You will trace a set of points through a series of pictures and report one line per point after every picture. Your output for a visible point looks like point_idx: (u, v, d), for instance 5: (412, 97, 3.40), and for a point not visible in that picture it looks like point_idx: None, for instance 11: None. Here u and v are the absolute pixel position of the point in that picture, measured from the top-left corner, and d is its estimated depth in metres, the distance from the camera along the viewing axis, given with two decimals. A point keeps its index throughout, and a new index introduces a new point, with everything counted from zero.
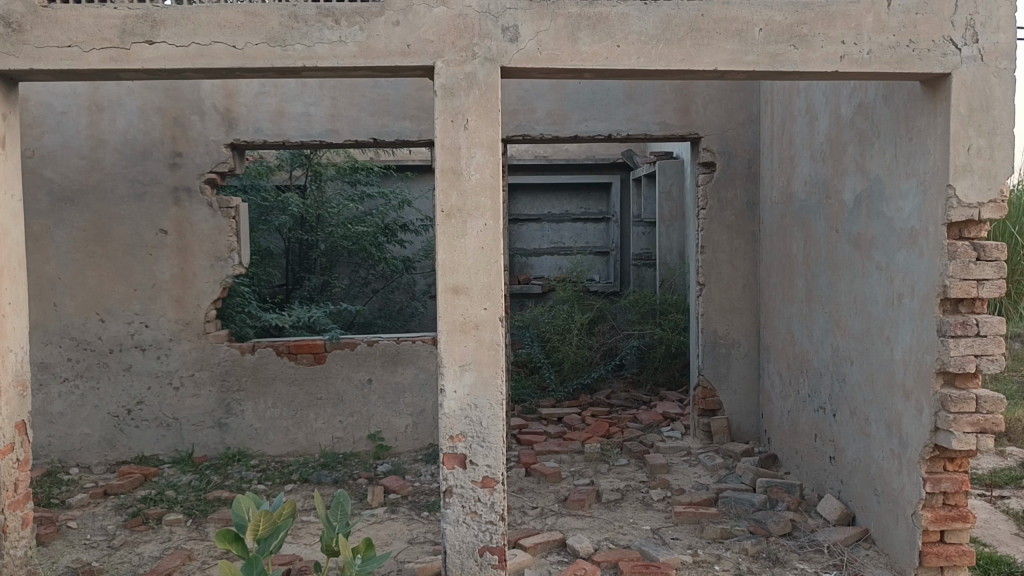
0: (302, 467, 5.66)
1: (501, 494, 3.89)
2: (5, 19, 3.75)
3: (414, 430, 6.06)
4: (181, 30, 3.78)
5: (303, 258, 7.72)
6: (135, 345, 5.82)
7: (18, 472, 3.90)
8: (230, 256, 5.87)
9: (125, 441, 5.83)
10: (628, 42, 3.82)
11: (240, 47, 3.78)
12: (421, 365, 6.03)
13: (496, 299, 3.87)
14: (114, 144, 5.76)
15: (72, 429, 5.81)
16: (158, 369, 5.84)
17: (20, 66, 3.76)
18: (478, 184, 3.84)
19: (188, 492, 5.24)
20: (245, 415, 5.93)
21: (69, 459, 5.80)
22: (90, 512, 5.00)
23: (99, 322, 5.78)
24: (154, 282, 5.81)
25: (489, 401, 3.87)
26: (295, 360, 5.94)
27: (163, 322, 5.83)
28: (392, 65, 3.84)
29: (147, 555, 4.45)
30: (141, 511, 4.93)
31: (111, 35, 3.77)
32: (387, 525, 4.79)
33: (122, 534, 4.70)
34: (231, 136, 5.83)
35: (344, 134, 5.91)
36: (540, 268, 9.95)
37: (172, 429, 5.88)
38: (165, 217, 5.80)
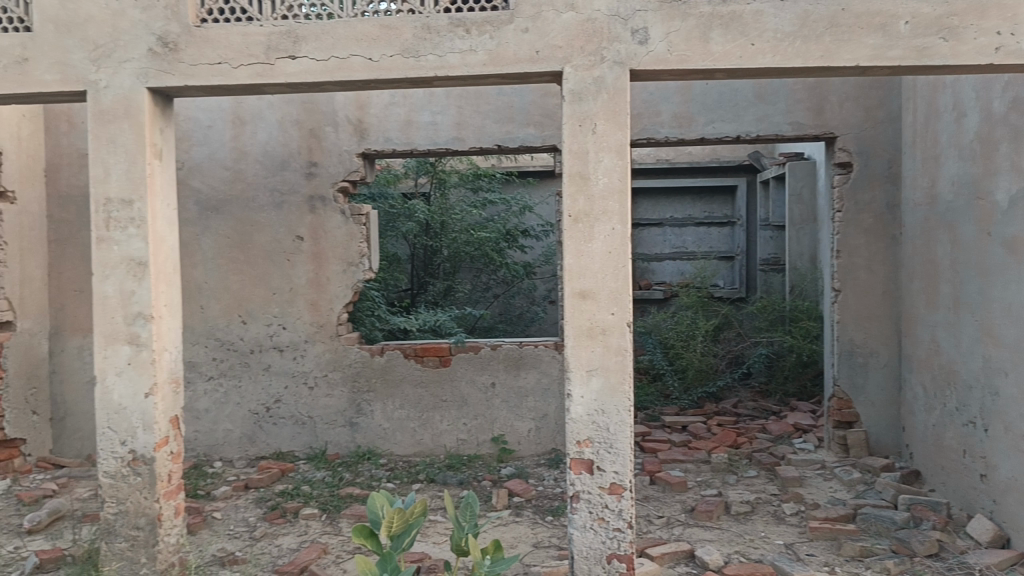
0: (428, 468, 5.78)
1: (628, 501, 3.85)
2: (162, 40, 4.01)
3: (537, 434, 6.06)
4: (321, 44, 3.95)
5: (427, 263, 7.91)
6: (273, 346, 6.11)
7: (171, 464, 4.16)
8: (361, 262, 6.07)
9: (264, 437, 6.13)
10: (763, 40, 3.72)
11: (375, 59, 3.92)
12: (544, 369, 6.03)
13: (624, 304, 3.84)
14: (255, 155, 6.07)
15: (216, 425, 6.15)
16: (294, 369, 6.11)
17: (175, 83, 4.01)
18: (606, 188, 3.82)
19: (323, 488, 5.44)
20: (375, 415, 6.10)
21: (213, 453, 6.14)
22: (233, 504, 5.28)
23: (241, 324, 6.11)
24: (291, 287, 6.08)
25: (617, 407, 3.84)
26: (421, 362, 6.07)
27: (299, 324, 6.10)
28: (521, 72, 3.87)
29: (285, 547, 4.66)
30: (279, 505, 5.16)
31: (258, 51, 3.98)
32: (513, 528, 4.82)
33: (262, 526, 4.93)
34: (362, 145, 6.02)
35: (469, 141, 6.00)
36: (662, 273, 9.77)
37: (306, 427, 6.13)
38: (302, 225, 6.07)
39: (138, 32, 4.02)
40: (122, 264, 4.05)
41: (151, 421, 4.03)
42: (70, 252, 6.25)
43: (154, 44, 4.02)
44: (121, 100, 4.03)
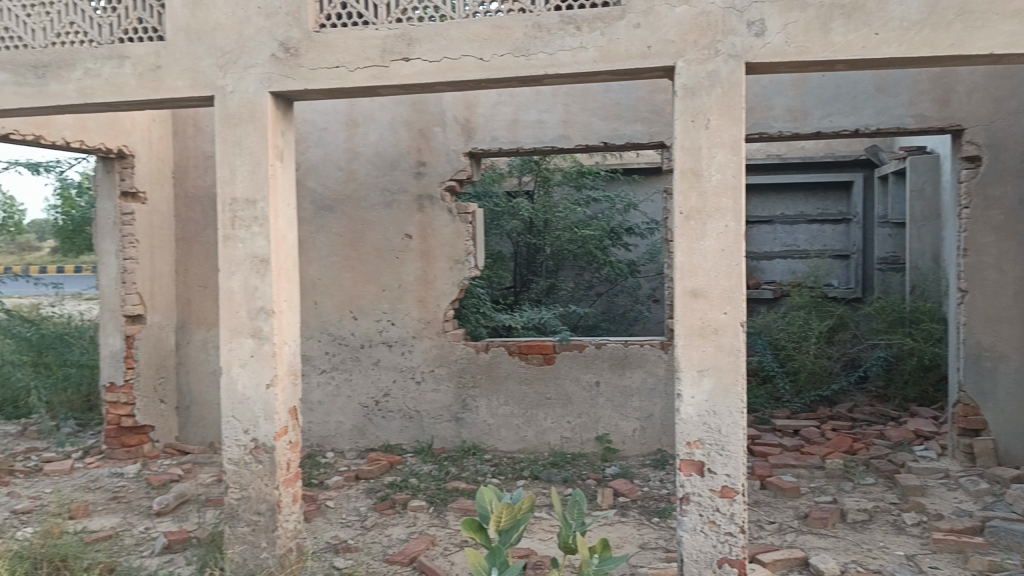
0: (533, 465, 5.81)
1: (740, 505, 3.76)
2: (284, 45, 4.18)
3: (642, 434, 5.99)
4: (434, 46, 4.02)
5: (530, 261, 7.96)
6: (382, 341, 6.28)
7: (290, 453, 4.32)
8: (467, 259, 6.15)
9: (373, 430, 6.31)
10: (888, 29, 3.57)
11: (487, 59, 3.96)
12: (650, 369, 5.96)
13: (738, 303, 3.75)
14: (367, 156, 6.25)
15: (328, 417, 6.36)
16: (402, 364, 6.25)
17: (296, 87, 4.17)
18: (720, 184, 3.74)
19: (430, 481, 5.55)
20: (480, 411, 6.18)
21: (325, 443, 6.36)
22: (345, 494, 5.45)
23: (353, 319, 6.31)
24: (400, 284, 6.23)
25: (729, 408, 3.76)
26: (526, 360, 6.11)
27: (407, 321, 6.24)
28: (633, 68, 3.84)
29: (395, 537, 4.78)
30: (389, 496, 5.30)
31: (374, 54, 4.09)
32: (619, 528, 4.79)
33: (373, 517, 5.07)
34: (469, 145, 6.09)
35: (576, 139, 5.99)
36: (772, 272, 9.41)
37: (414, 420, 6.26)
38: (411, 223, 6.20)
39: (262, 38, 4.20)
40: (246, 261, 4.24)
41: (272, 411, 4.21)
42: (197, 250, 6.51)
43: (276, 50, 4.19)
44: (246, 104, 4.22)
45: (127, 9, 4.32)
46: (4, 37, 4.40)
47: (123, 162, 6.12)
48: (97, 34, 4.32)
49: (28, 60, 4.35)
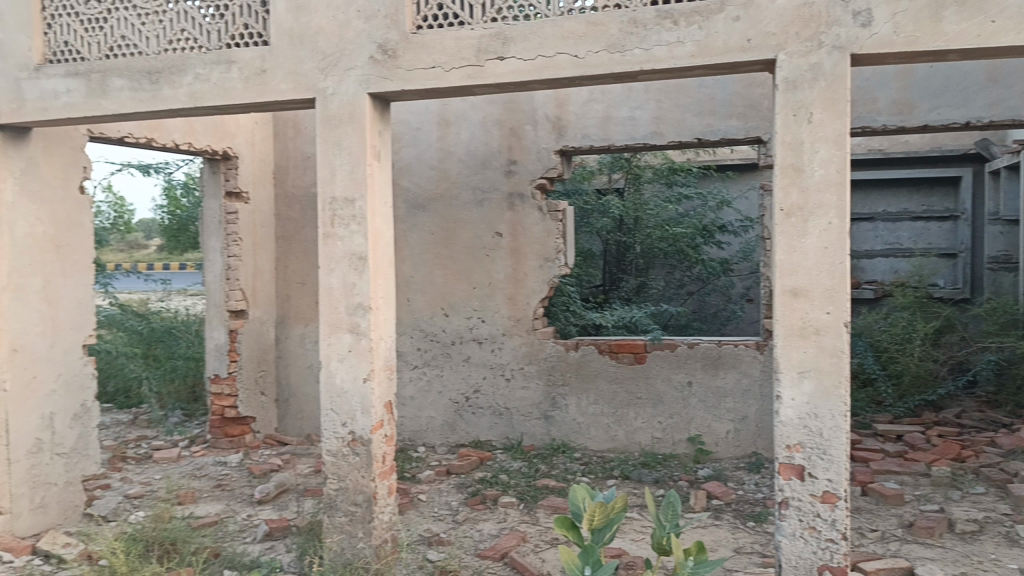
0: (623, 465, 5.77)
1: (843, 512, 3.64)
2: (383, 47, 4.26)
3: (736, 436, 5.87)
4: (529, 44, 4.04)
5: (620, 259, 7.93)
6: (473, 338, 6.35)
7: (386, 447, 4.41)
8: (557, 257, 6.14)
9: (464, 426, 6.39)
10: (1005, 17, 3.40)
11: (582, 56, 3.95)
12: (744, 370, 5.83)
13: (841, 303, 3.63)
14: (459, 155, 6.32)
15: (420, 412, 6.48)
16: (492, 361, 6.31)
17: (394, 88, 4.25)
18: (822, 180, 3.63)
19: (520, 477, 5.58)
20: (570, 409, 6.17)
21: (417, 438, 6.48)
22: (437, 488, 5.53)
23: (444, 316, 6.41)
24: (490, 281, 6.29)
25: (831, 411, 3.64)
26: (616, 359, 6.07)
27: (497, 318, 6.29)
28: (731, 62, 3.76)
29: (486, 532, 4.83)
30: (480, 491, 5.36)
31: (469, 54, 4.13)
32: (713, 531, 4.72)
33: (464, 511, 5.13)
34: (561, 142, 6.09)
35: (668, 136, 5.90)
36: (872, 271, 9.10)
37: (504, 417, 6.31)
38: (501, 221, 6.25)
39: (361, 41, 4.30)
40: (345, 258, 4.35)
41: (369, 405, 4.30)
42: (295, 248, 6.71)
43: (375, 51, 4.28)
44: (346, 106, 4.33)
45: (235, 16, 4.49)
46: (121, 45, 4.62)
47: (228, 163, 6.37)
48: (206, 40, 4.50)
49: (142, 66, 4.55)
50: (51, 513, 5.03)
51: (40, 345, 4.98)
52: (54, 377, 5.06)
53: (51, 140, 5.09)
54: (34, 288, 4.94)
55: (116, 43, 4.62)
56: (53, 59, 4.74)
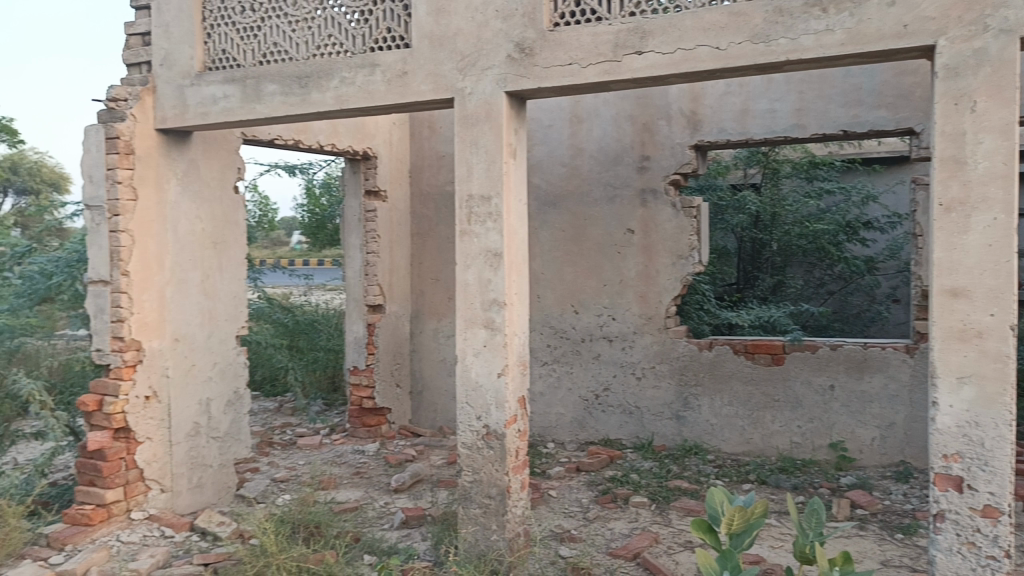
0: (759, 469, 5.60)
1: (1007, 529, 3.39)
2: (520, 46, 4.30)
3: (881, 443, 5.56)
4: (668, 38, 3.97)
5: (755, 257, 7.75)
6: (603, 336, 6.33)
7: (519, 441, 4.46)
8: (691, 255, 6.02)
9: (593, 423, 6.38)
10: None
11: (724, 48, 3.85)
12: (892, 374, 5.52)
13: (1007, 305, 3.37)
14: (591, 151, 6.31)
15: (550, 408, 6.53)
16: (623, 359, 6.26)
17: (530, 86, 4.28)
18: (987, 173, 3.39)
19: (651, 478, 5.51)
20: (703, 410, 6.04)
21: (547, 434, 6.53)
22: (567, 484, 5.55)
23: (574, 313, 6.42)
24: (621, 279, 6.24)
25: (994, 420, 3.39)
26: (752, 359, 5.90)
27: (628, 316, 6.24)
28: (886, 49, 3.57)
29: (617, 531, 4.80)
30: (611, 490, 5.33)
31: (606, 50, 4.11)
32: (857, 542, 4.50)
33: (595, 509, 5.12)
34: (695, 137, 5.96)
35: (810, 128, 5.67)
36: None
37: (634, 416, 6.25)
38: (633, 218, 6.19)
39: (499, 40, 4.35)
40: (481, 255, 4.43)
41: (503, 399, 4.35)
42: (430, 245, 6.89)
43: (512, 50, 4.32)
44: (483, 105, 4.39)
45: (378, 20, 4.65)
46: (273, 52, 4.88)
47: (367, 162, 6.61)
48: (351, 44, 4.68)
49: (293, 71, 4.78)
50: (207, 492, 5.38)
51: (199, 335, 5.33)
52: (210, 365, 5.40)
53: (209, 144, 5.43)
54: (194, 282, 5.30)
55: (269, 50, 4.88)
56: (212, 66, 5.05)
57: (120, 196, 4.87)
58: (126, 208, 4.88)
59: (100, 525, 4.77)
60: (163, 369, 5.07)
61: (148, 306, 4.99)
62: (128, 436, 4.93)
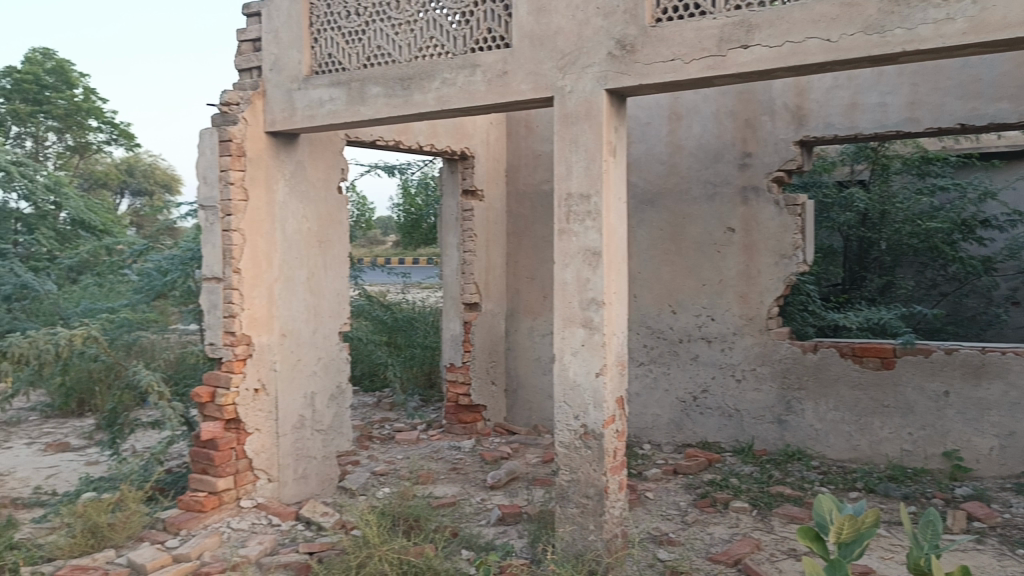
0: (866, 477, 5.39)
1: None
2: (621, 43, 4.26)
3: (1001, 454, 5.26)
4: (775, 31, 3.86)
5: (862, 256, 7.47)
6: (702, 336, 6.22)
7: (618, 442, 4.41)
8: (794, 254, 5.84)
9: (691, 425, 6.28)
10: None
11: (834, 40, 3.71)
12: (1013, 381, 5.22)
13: None
14: (690, 149, 6.21)
15: (646, 409, 6.47)
16: (722, 361, 6.14)
17: (631, 83, 4.23)
18: None
19: (752, 482, 5.38)
20: (806, 414, 5.86)
21: (643, 435, 6.47)
22: (664, 487, 5.48)
23: (672, 313, 6.34)
24: (721, 278, 6.13)
25: None
26: (860, 363, 5.67)
27: (728, 316, 6.11)
28: (1013, 37, 3.36)
29: (717, 536, 4.70)
30: (710, 493, 5.23)
31: (710, 45, 4.02)
32: (975, 556, 4.28)
33: (693, 513, 5.03)
34: (801, 133, 5.80)
35: (924, 122, 5.40)
36: None
37: (733, 419, 6.12)
38: (734, 216, 6.06)
39: (600, 37, 4.32)
40: (580, 253, 4.40)
41: (601, 399, 4.32)
42: (526, 243, 6.92)
43: (613, 48, 4.28)
44: (583, 103, 4.37)
45: (479, 21, 4.69)
46: (377, 55, 4.99)
47: (465, 162, 6.69)
48: (453, 45, 4.73)
49: (396, 73, 4.88)
50: (311, 483, 5.56)
51: (305, 330, 5.51)
52: (315, 360, 5.58)
53: (316, 145, 5.60)
54: (300, 279, 5.48)
55: (373, 53, 4.99)
56: (318, 70, 5.21)
57: (232, 197, 5.08)
58: (238, 208, 5.09)
59: (212, 511, 4.98)
60: (271, 363, 5.27)
61: (258, 302, 5.20)
62: (238, 427, 5.15)
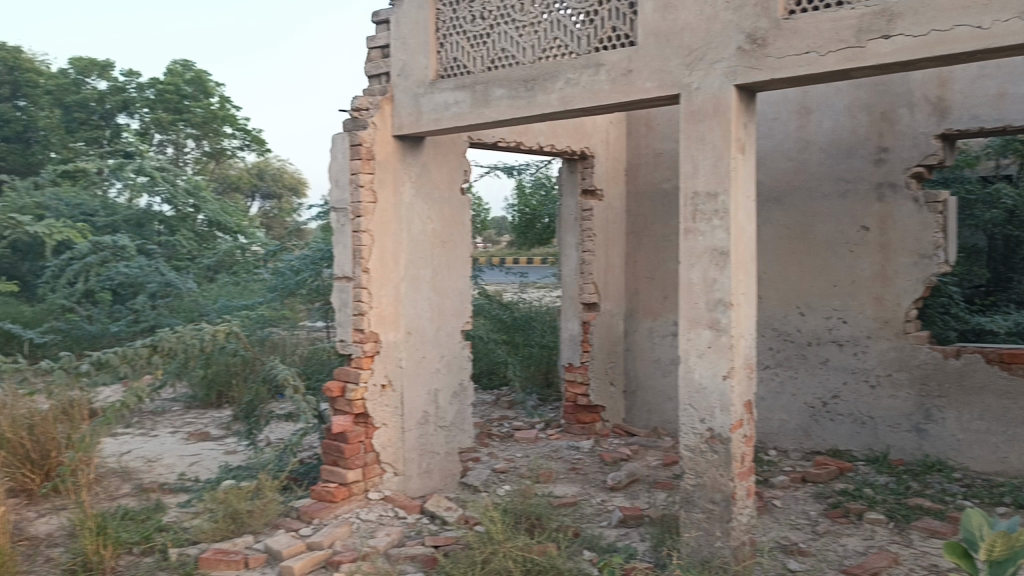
0: (1015, 492, 5.05)
1: None
2: (751, 37, 4.13)
3: None
4: (919, 19, 3.64)
5: (1009, 256, 7.07)
6: (832, 340, 6.01)
7: (746, 447, 4.29)
8: (935, 254, 5.53)
9: (820, 432, 6.08)
10: None
11: (987, 27, 3.48)
12: None
13: None
14: (820, 144, 6.00)
15: (771, 414, 6.30)
16: (855, 366, 5.90)
17: (762, 78, 4.10)
18: None
19: (887, 493, 5.14)
20: (947, 423, 5.54)
21: (768, 441, 6.31)
22: (792, 495, 5.31)
23: (800, 315, 6.16)
24: (853, 279, 5.89)
25: None
26: (1009, 369, 5.31)
27: (861, 319, 5.87)
28: None
29: (851, 548, 4.51)
30: (842, 504, 5.03)
31: (848, 36, 3.84)
32: None
33: (824, 523, 4.86)
34: (942, 126, 5.49)
35: None
36: None
37: (866, 426, 5.87)
38: (868, 214, 5.81)
39: (729, 32, 4.21)
40: (706, 253, 4.30)
41: (728, 403, 4.21)
42: (645, 243, 6.84)
43: (743, 42, 4.16)
44: (711, 100, 4.27)
45: (604, 20, 4.66)
46: (501, 57, 5.04)
47: (584, 162, 6.69)
48: (577, 45, 4.73)
49: (520, 75, 4.92)
50: (435, 478, 5.68)
51: (429, 329, 5.64)
52: (439, 357, 5.70)
53: (440, 148, 5.72)
54: (425, 279, 5.61)
55: (497, 55, 5.05)
56: (444, 74, 5.32)
57: (362, 199, 5.26)
58: (368, 210, 5.28)
59: (342, 502, 5.17)
60: (398, 360, 5.43)
61: (385, 300, 5.37)
62: (367, 421, 5.36)
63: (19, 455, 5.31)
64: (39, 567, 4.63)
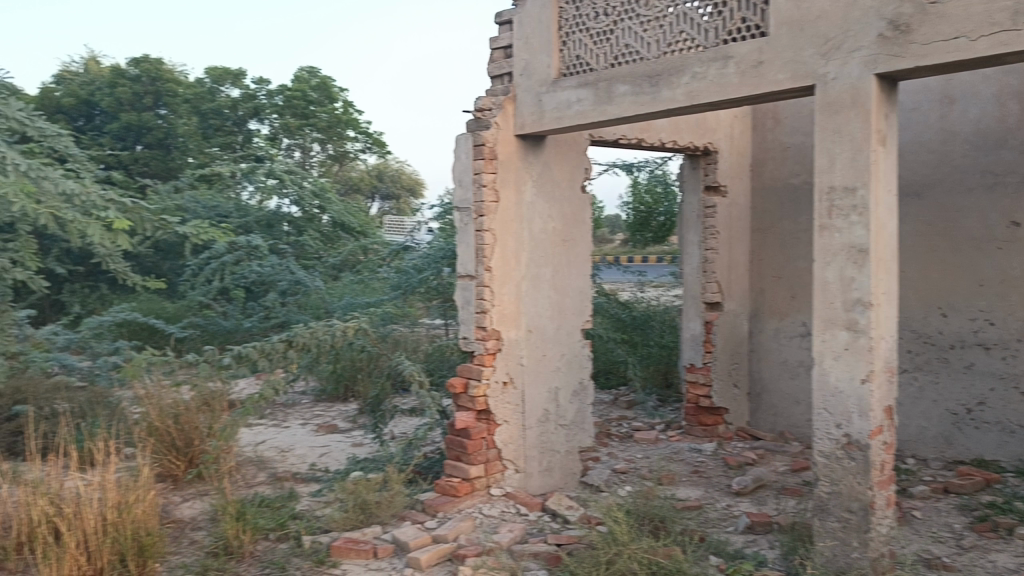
0: None
1: None
2: (894, 23, 3.91)
3: None
4: None
5: None
6: (978, 343, 5.67)
7: (885, 454, 4.09)
8: None
9: (963, 441, 5.74)
10: None
11: None
12: None
13: None
14: (965, 135, 5.65)
15: (909, 420, 6.01)
16: (1004, 371, 5.54)
17: (905, 66, 3.88)
18: None
19: None
20: None
21: (905, 448, 6.01)
22: (932, 506, 5.03)
23: (941, 316, 5.84)
24: (1003, 279, 5.53)
25: None
26: None
27: (1011, 321, 5.50)
28: None
29: (1002, 565, 4.22)
30: (989, 517, 4.72)
31: (1003, 18, 3.57)
32: None
33: (970, 537, 4.57)
34: None
35: None
36: None
37: (1016, 436, 5.48)
38: (1019, 209, 5.43)
39: (869, 19, 4.00)
40: (843, 251, 4.12)
41: (867, 408, 4.02)
42: (771, 240, 6.63)
43: (884, 29, 3.95)
44: (848, 90, 4.08)
45: (733, 11, 4.53)
46: (625, 53, 4.99)
47: (708, 158, 6.55)
48: (704, 38, 4.62)
49: (644, 71, 4.85)
50: (555, 476, 5.69)
51: (550, 327, 5.65)
52: (559, 356, 5.70)
53: (562, 146, 5.72)
54: (546, 277, 5.63)
55: (621, 51, 4.99)
56: (567, 72, 5.31)
57: (485, 199, 5.33)
58: (490, 209, 5.34)
59: (465, 497, 5.28)
60: (519, 358, 5.46)
61: (507, 298, 5.42)
62: (489, 418, 5.42)
63: (166, 442, 5.67)
64: (186, 549, 4.94)
